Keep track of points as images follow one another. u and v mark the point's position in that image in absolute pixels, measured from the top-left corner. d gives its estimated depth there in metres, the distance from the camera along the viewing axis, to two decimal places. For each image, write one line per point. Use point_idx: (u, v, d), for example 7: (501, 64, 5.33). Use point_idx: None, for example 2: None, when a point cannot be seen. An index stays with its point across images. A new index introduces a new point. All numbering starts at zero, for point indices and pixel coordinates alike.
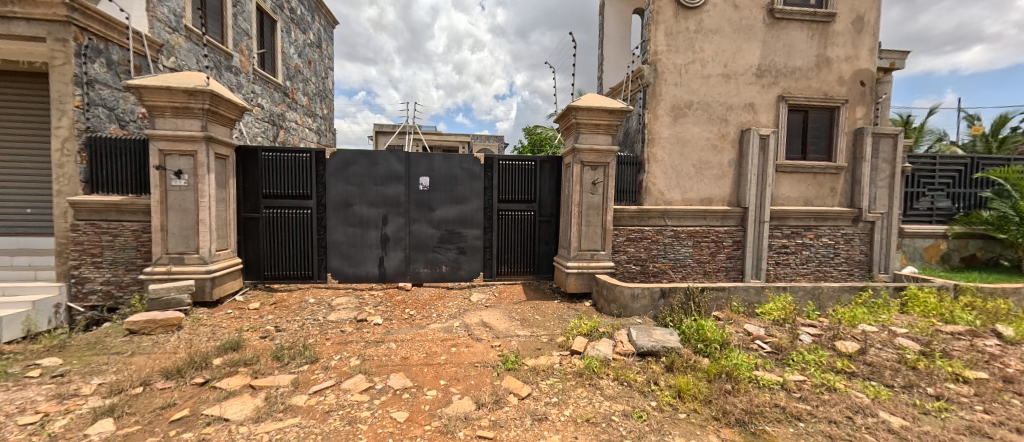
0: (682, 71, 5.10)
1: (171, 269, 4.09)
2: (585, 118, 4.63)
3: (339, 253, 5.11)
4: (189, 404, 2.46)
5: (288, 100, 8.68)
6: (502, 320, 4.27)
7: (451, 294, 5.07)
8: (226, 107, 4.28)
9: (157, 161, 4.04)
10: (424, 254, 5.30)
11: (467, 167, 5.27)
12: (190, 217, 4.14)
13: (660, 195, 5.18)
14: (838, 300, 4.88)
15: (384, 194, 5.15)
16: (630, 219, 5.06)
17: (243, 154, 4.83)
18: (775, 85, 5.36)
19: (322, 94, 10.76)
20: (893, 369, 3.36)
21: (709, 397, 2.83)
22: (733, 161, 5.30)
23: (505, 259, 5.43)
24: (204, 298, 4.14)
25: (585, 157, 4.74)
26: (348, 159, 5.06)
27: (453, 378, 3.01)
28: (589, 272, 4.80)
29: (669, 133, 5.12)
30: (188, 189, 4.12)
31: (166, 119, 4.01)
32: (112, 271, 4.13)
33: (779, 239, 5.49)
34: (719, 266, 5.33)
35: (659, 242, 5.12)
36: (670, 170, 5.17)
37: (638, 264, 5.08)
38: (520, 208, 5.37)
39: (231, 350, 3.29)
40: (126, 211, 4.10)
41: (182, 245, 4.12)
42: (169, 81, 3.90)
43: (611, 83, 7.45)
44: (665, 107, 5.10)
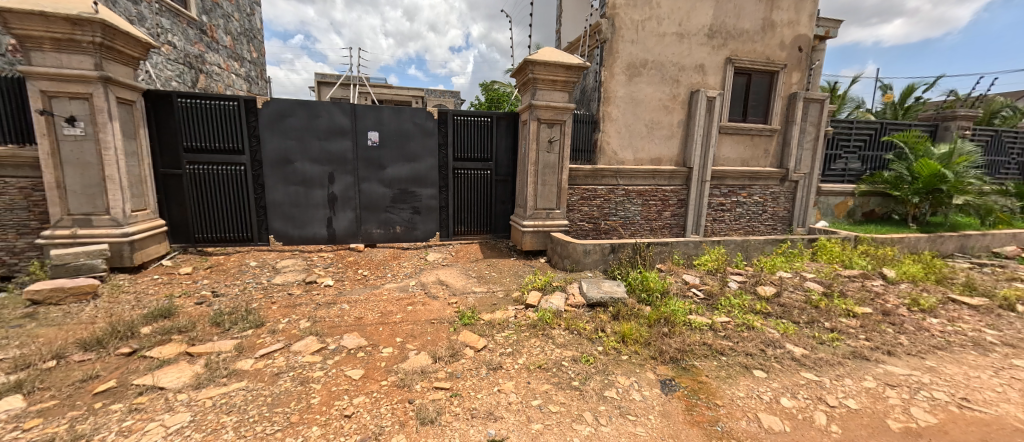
0: (639, 28, 5.03)
1: (77, 232, 3.60)
2: (543, 73, 4.50)
3: (281, 214, 4.77)
4: (115, 375, 2.28)
5: (207, 39, 7.50)
6: (459, 278, 4.32)
7: (406, 254, 5.00)
8: (125, 42, 3.60)
9: (40, 104, 3.36)
10: (376, 214, 5.10)
11: (420, 122, 4.99)
12: (94, 172, 3.59)
13: (614, 155, 5.30)
14: (762, 251, 5.49)
15: (329, 150, 4.78)
16: (585, 178, 5.17)
17: (153, 100, 4.18)
18: (724, 47, 5.49)
19: (248, 34, 9.39)
20: (801, 309, 3.91)
21: (648, 340, 3.13)
22: (682, 123, 5.50)
23: (462, 219, 5.40)
24: (122, 264, 3.74)
25: (542, 114, 4.67)
26: (284, 109, 4.57)
27: (409, 335, 3.04)
28: (544, 230, 4.93)
29: (624, 93, 5.14)
30: (87, 140, 3.53)
31: (46, 53, 3.31)
32: None
33: (717, 197, 5.93)
34: (664, 223, 5.69)
35: (611, 201, 5.32)
36: (624, 130, 5.26)
37: (591, 222, 5.30)
38: (477, 167, 5.26)
39: (161, 318, 3.04)
40: (6, 165, 3.46)
41: (88, 205, 3.61)
42: (42, 4, 3.16)
43: (570, 38, 7.22)
44: (622, 65, 5.06)
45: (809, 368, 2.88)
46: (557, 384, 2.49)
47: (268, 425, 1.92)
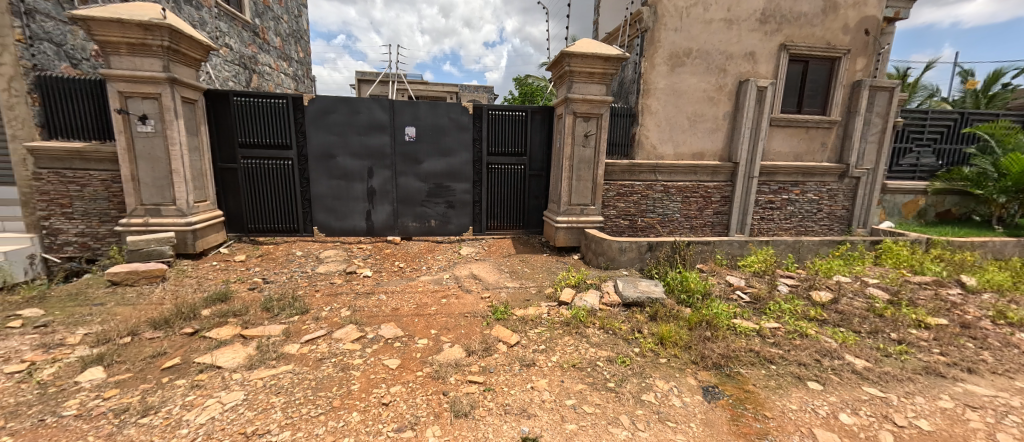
0: (683, 15, 4.73)
1: (148, 221, 3.95)
2: (579, 66, 4.37)
3: (324, 206, 4.99)
4: (180, 353, 2.48)
5: (259, 41, 7.98)
6: (491, 272, 4.33)
7: (440, 247, 5.08)
8: (188, 45, 3.88)
9: (117, 104, 3.71)
10: (412, 208, 5.22)
11: (455, 117, 5.03)
12: (162, 166, 3.92)
13: (653, 149, 5.07)
14: (817, 253, 5.05)
15: (368, 145, 4.93)
16: (621, 174, 4.99)
17: (213, 99, 4.49)
18: (778, 33, 5.05)
19: (296, 35, 9.90)
20: (862, 317, 3.55)
21: (688, 344, 2.96)
22: (728, 115, 5.15)
23: (495, 214, 5.40)
24: (187, 250, 4.07)
25: (578, 107, 4.54)
26: (327, 106, 4.76)
27: (444, 327, 3.08)
28: (578, 227, 4.83)
29: (665, 84, 4.88)
30: (157, 136, 3.85)
31: (122, 57, 3.63)
32: (86, 222, 3.97)
33: (766, 195, 5.51)
34: (705, 221, 5.39)
35: (648, 197, 5.10)
36: (664, 123, 5.01)
37: (627, 219, 5.12)
38: (510, 162, 5.23)
39: (219, 301, 3.29)
40: (91, 159, 3.85)
41: (158, 196, 3.96)
42: (119, 12, 3.47)
43: (608, 28, 6.97)
44: (663, 55, 4.80)
45: (872, 383, 2.61)
46: (592, 384, 2.42)
47: (312, 408, 2.00)
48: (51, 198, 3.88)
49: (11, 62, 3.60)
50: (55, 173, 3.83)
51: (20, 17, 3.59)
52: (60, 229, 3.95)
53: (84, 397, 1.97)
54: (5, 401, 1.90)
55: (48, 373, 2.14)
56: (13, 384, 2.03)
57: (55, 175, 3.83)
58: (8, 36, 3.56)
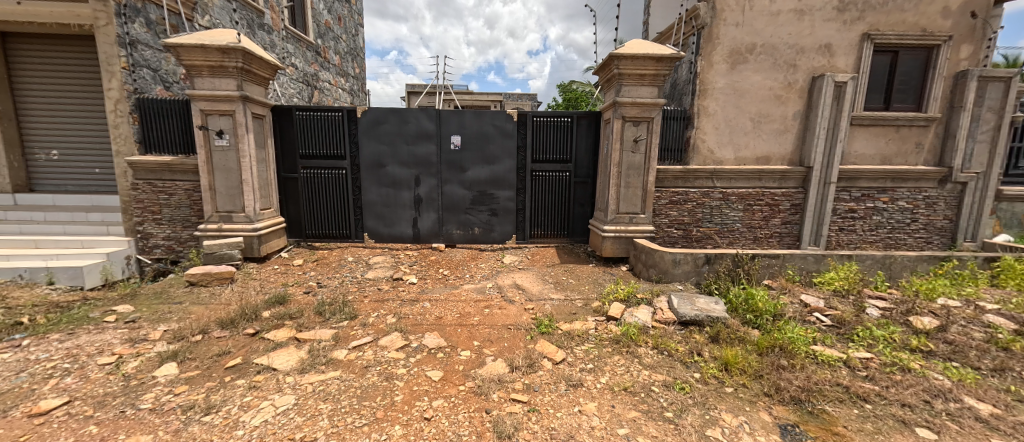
0: (745, 9, 4.34)
1: (222, 226, 4.33)
2: (629, 68, 4.16)
3: (374, 213, 5.18)
4: (242, 353, 2.62)
5: (320, 60, 8.62)
6: (534, 283, 4.19)
7: (484, 255, 5.05)
8: (259, 66, 4.24)
9: (199, 121, 4.12)
10: (456, 215, 5.25)
11: (500, 125, 5.01)
12: (234, 177, 4.28)
13: (710, 154, 4.68)
14: (913, 271, 4.31)
15: (416, 154, 5.06)
16: (673, 180, 4.65)
17: (279, 114, 4.86)
18: (860, 21, 4.45)
19: (353, 53, 10.60)
20: (980, 350, 2.91)
21: (760, 372, 2.58)
22: (799, 114, 4.63)
23: (538, 222, 5.28)
24: (253, 254, 4.39)
25: (627, 111, 4.32)
26: (379, 117, 4.95)
27: (486, 339, 2.99)
28: (627, 236, 4.57)
29: (725, 83, 4.49)
30: (231, 150, 4.22)
31: (204, 79, 4.03)
32: (172, 227, 4.44)
33: (845, 203, 4.84)
34: (771, 232, 4.85)
35: (705, 205, 4.71)
36: (723, 125, 4.61)
37: (680, 229, 4.75)
38: (555, 169, 5.10)
39: (278, 304, 3.48)
40: (177, 171, 4.30)
41: (230, 204, 4.32)
42: (203, 39, 3.87)
43: (659, 28, 6.63)
44: (723, 52, 4.43)
45: (1006, 435, 2.07)
46: (647, 413, 2.18)
47: (357, 417, 1.99)
48: (145, 206, 4.39)
49: (118, 87, 4.12)
50: (149, 184, 4.33)
51: (125, 47, 4.12)
52: (151, 234, 4.45)
53: (158, 392, 2.12)
54: (96, 391, 2.10)
55: (131, 366, 2.36)
56: (103, 375, 2.26)
57: (149, 185, 4.33)
58: (116, 64, 4.08)
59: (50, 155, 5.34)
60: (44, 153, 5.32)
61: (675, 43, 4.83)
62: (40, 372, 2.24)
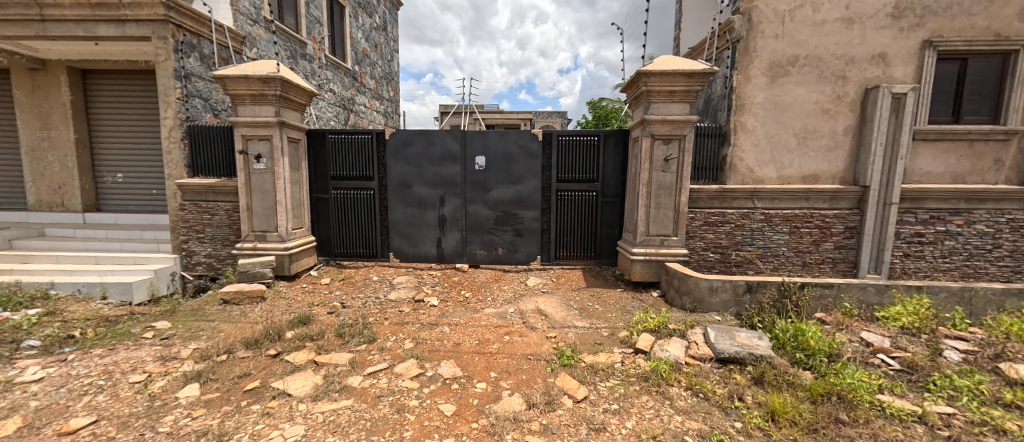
0: (785, 20, 4.09)
1: (256, 245, 4.52)
2: (658, 85, 4.01)
3: (400, 233, 5.24)
4: (261, 375, 2.64)
5: (357, 84, 9.10)
6: (558, 308, 4.00)
7: (507, 277, 4.94)
8: (296, 92, 4.48)
9: (241, 146, 4.39)
10: (480, 235, 5.20)
11: (525, 145, 4.96)
12: (270, 197, 4.49)
13: (749, 172, 4.36)
14: (1002, 307, 3.68)
15: (441, 174, 5.10)
16: (709, 201, 4.35)
17: (314, 138, 5.10)
18: (920, 28, 4.05)
19: (388, 77, 11.13)
20: None
21: (815, 426, 2.16)
22: (851, 129, 4.23)
23: (564, 243, 5.12)
24: (284, 272, 4.54)
25: (657, 129, 4.15)
26: (406, 139, 5.07)
27: (504, 370, 2.84)
28: (657, 260, 4.32)
29: (765, 97, 4.21)
30: (267, 172, 4.45)
31: (246, 106, 4.31)
32: (213, 246, 4.70)
33: (910, 226, 4.31)
34: (823, 257, 4.39)
35: (744, 227, 4.37)
36: (763, 142, 4.30)
37: (718, 252, 4.42)
38: (581, 188, 4.96)
39: (301, 324, 3.54)
40: (220, 192, 4.57)
41: (265, 223, 4.52)
42: (246, 70, 4.15)
43: (691, 43, 6.42)
44: (761, 66, 4.17)
45: None
46: None
47: None
48: (190, 226, 4.69)
49: (172, 116, 4.51)
50: (195, 204, 4.63)
51: (180, 80, 4.49)
52: (194, 251, 4.73)
53: (177, 414, 2.16)
54: (122, 410, 2.19)
55: (158, 386, 2.45)
56: (132, 394, 2.36)
57: (195, 206, 4.63)
58: (172, 95, 4.46)
59: (116, 177, 5.92)
60: (112, 176, 5.92)
61: (708, 58, 4.62)
62: (77, 388, 2.41)
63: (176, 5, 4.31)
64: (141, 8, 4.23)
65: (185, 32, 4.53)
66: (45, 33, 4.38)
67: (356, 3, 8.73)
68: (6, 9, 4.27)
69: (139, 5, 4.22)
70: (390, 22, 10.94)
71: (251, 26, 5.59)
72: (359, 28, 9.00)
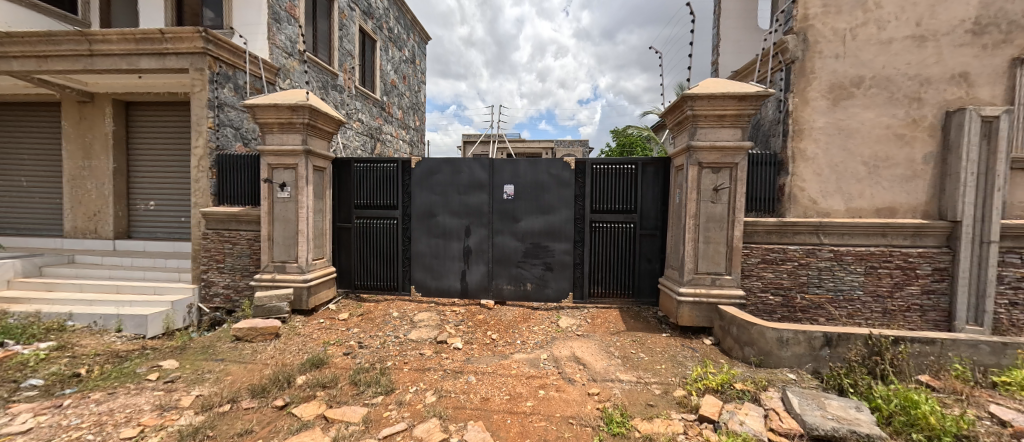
0: (846, 39, 3.74)
1: (274, 276, 4.33)
2: (705, 109, 3.68)
3: (423, 265, 4.96)
4: (263, 434, 2.29)
5: (384, 114, 9.25)
6: (597, 356, 3.50)
7: (536, 316, 4.50)
8: (323, 120, 4.42)
9: (266, 175, 4.32)
10: (507, 269, 4.85)
11: (556, 173, 4.68)
12: (292, 227, 4.34)
13: (812, 204, 3.88)
14: None
15: (467, 204, 4.85)
16: (766, 235, 3.87)
17: (340, 166, 5.00)
18: (1007, 44, 3.59)
19: (415, 107, 11.34)
20: None
21: None
22: (932, 156, 3.72)
23: (598, 279, 4.69)
24: (301, 307, 4.30)
25: (704, 156, 3.79)
26: (432, 167, 4.89)
27: (543, 439, 2.36)
28: (708, 302, 3.82)
29: (827, 122, 3.80)
30: (290, 201, 4.33)
31: (275, 135, 4.27)
32: (232, 276, 4.54)
33: (1015, 268, 3.65)
34: (908, 304, 3.76)
35: (810, 266, 3.83)
36: (827, 170, 3.84)
37: (779, 295, 3.88)
38: (617, 220, 4.57)
39: (314, 367, 3.21)
40: (242, 221, 4.47)
41: (285, 254, 4.35)
42: (277, 99, 4.15)
43: (730, 67, 6.13)
44: (820, 88, 3.79)
45: None
46: None
47: None
48: (211, 255, 4.57)
49: (203, 145, 4.52)
50: (217, 233, 4.53)
51: (213, 109, 4.54)
52: (213, 282, 4.58)
53: None
54: None
55: None
56: None
57: (217, 235, 4.53)
58: (204, 124, 4.49)
59: (148, 205, 6.01)
60: (144, 204, 6.01)
61: (757, 80, 4.29)
62: None
63: (215, 38, 4.44)
64: (182, 42, 4.37)
65: (222, 63, 4.63)
66: (91, 67, 4.57)
67: (387, 38, 9.03)
68: (59, 45, 4.50)
69: (180, 38, 4.37)
70: (418, 55, 11.29)
71: (286, 58, 5.74)
72: (389, 60, 9.27)
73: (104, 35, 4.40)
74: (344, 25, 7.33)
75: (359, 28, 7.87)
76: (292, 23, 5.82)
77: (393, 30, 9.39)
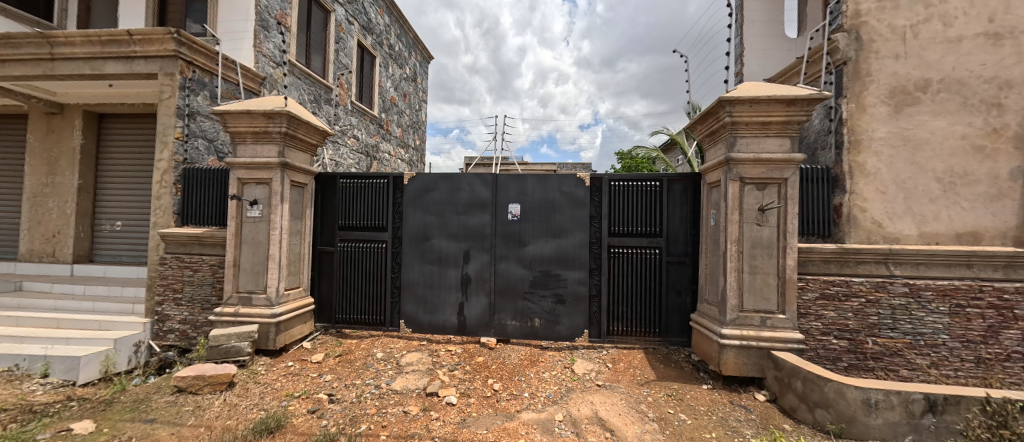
0: (906, 37, 3.26)
1: (238, 310, 3.69)
2: (746, 115, 3.12)
3: (414, 296, 4.29)
4: None
5: (382, 131, 8.84)
6: (626, 417, 2.74)
7: (546, 359, 3.79)
8: (305, 130, 3.92)
9: (235, 190, 3.75)
10: (512, 301, 4.17)
11: (569, 191, 4.10)
12: (262, 251, 3.73)
13: (876, 227, 3.26)
14: None
15: (467, 225, 4.25)
16: (824, 265, 3.23)
17: (323, 182, 4.44)
18: None
19: (415, 126, 10.97)
20: None
21: None
22: (1021, 172, 3.10)
23: (618, 314, 4.01)
24: (267, 346, 3.62)
25: (745, 170, 3.20)
26: (428, 184, 4.32)
27: None
28: (758, 347, 3.13)
29: (890, 131, 3.24)
30: (262, 221, 3.74)
31: (247, 145, 3.74)
32: (189, 309, 3.88)
33: None
34: (1007, 352, 3.04)
35: (880, 303, 3.16)
36: (893, 188, 3.24)
37: (844, 338, 3.19)
38: (640, 245, 3.94)
39: (265, 433, 2.50)
40: (206, 244, 3.85)
41: (252, 283, 3.72)
42: (251, 105, 3.65)
43: (753, 78, 5.70)
44: (879, 92, 3.28)
45: None
46: None
47: None
48: (168, 283, 3.93)
49: (168, 158, 4.00)
50: (177, 259, 3.92)
51: (183, 118, 4.07)
52: (168, 316, 3.92)
53: None
54: None
55: None
56: None
57: (177, 260, 3.92)
58: (170, 134, 4.00)
59: (114, 225, 5.44)
60: (110, 224, 5.45)
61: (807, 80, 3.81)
62: None
63: (189, 41, 4.02)
64: (152, 44, 3.95)
65: (196, 69, 4.19)
66: (52, 72, 4.13)
67: (387, 54, 8.77)
68: (19, 48, 4.09)
69: (149, 40, 3.95)
70: (420, 73, 11.07)
71: (273, 68, 5.34)
72: (389, 77, 8.98)
73: (67, 37, 3.99)
74: (342, 38, 7.01)
75: (357, 42, 7.56)
76: (281, 32, 5.47)
77: (394, 46, 9.16)
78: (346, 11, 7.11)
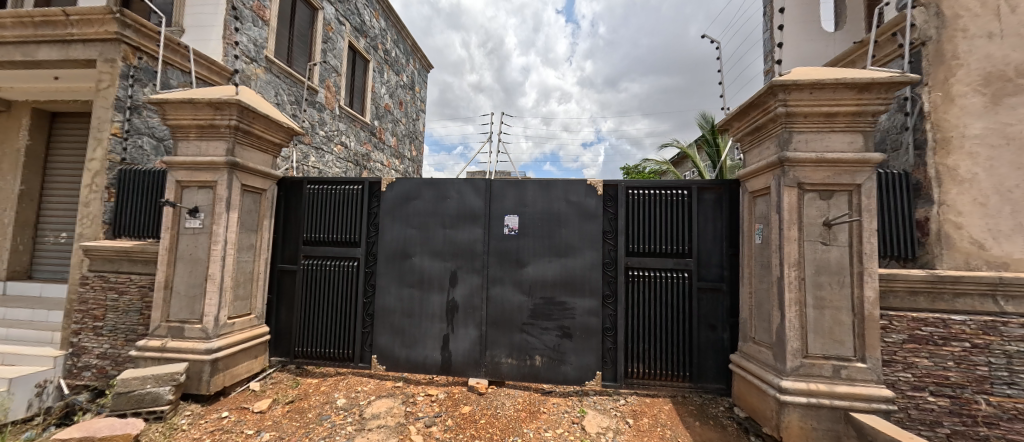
0: (1002, 12, 2.65)
1: (166, 344, 2.96)
2: (804, 103, 2.45)
3: (390, 326, 3.55)
4: None
5: (374, 140, 8.29)
6: None
7: (550, 410, 3.00)
8: (264, 126, 3.29)
9: (172, 196, 3.10)
10: (506, 334, 3.42)
11: (576, 200, 3.42)
12: (200, 270, 3.04)
13: (976, 249, 2.53)
14: None
15: (454, 240, 3.55)
16: (912, 298, 2.48)
17: (288, 188, 3.80)
18: None
19: (412, 136, 10.42)
20: None
21: None
22: None
23: (639, 352, 3.24)
24: (197, 391, 2.87)
25: (805, 174, 2.50)
26: (409, 191, 3.64)
27: None
28: (833, 407, 2.33)
29: (987, 127, 2.60)
30: (202, 233, 3.06)
31: (190, 142, 3.11)
32: (112, 341, 3.18)
33: None
34: None
35: (991, 350, 2.37)
36: (996, 198, 2.53)
37: (942, 396, 2.40)
38: (664, 267, 3.22)
39: None
40: (136, 260, 3.17)
41: (186, 310, 3.02)
42: (197, 94, 3.04)
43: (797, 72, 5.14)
44: (970, 79, 2.68)
45: None
46: None
47: None
48: (88, 308, 3.23)
49: (101, 156, 3.39)
50: (101, 278, 3.23)
51: (123, 111, 3.49)
52: (85, 349, 3.22)
53: None
54: None
55: None
56: None
57: (100, 279, 3.23)
58: (106, 129, 3.41)
59: (58, 237, 4.79)
60: (54, 235, 4.80)
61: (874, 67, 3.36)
62: None
63: (137, 24, 3.49)
64: (91, 25, 3.41)
65: (143, 56, 3.64)
66: None
67: (382, 59, 8.32)
68: None
69: (88, 21, 3.41)
70: (419, 82, 10.64)
71: (246, 63, 4.80)
72: (383, 83, 8.50)
73: None
74: (330, 38, 6.53)
75: (349, 44, 7.11)
76: (257, 25, 4.95)
77: (391, 52, 8.72)
78: (336, 10, 6.68)
